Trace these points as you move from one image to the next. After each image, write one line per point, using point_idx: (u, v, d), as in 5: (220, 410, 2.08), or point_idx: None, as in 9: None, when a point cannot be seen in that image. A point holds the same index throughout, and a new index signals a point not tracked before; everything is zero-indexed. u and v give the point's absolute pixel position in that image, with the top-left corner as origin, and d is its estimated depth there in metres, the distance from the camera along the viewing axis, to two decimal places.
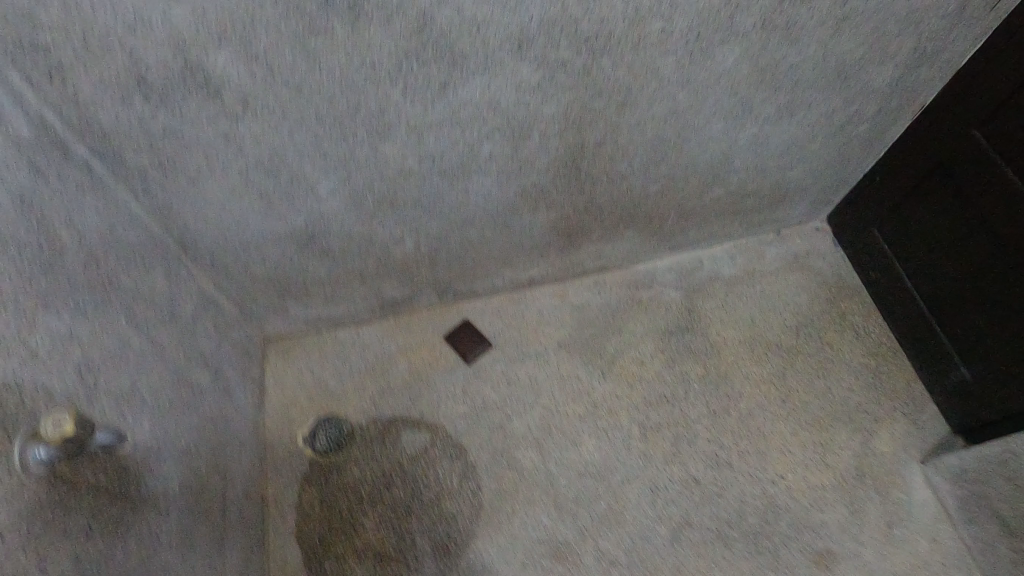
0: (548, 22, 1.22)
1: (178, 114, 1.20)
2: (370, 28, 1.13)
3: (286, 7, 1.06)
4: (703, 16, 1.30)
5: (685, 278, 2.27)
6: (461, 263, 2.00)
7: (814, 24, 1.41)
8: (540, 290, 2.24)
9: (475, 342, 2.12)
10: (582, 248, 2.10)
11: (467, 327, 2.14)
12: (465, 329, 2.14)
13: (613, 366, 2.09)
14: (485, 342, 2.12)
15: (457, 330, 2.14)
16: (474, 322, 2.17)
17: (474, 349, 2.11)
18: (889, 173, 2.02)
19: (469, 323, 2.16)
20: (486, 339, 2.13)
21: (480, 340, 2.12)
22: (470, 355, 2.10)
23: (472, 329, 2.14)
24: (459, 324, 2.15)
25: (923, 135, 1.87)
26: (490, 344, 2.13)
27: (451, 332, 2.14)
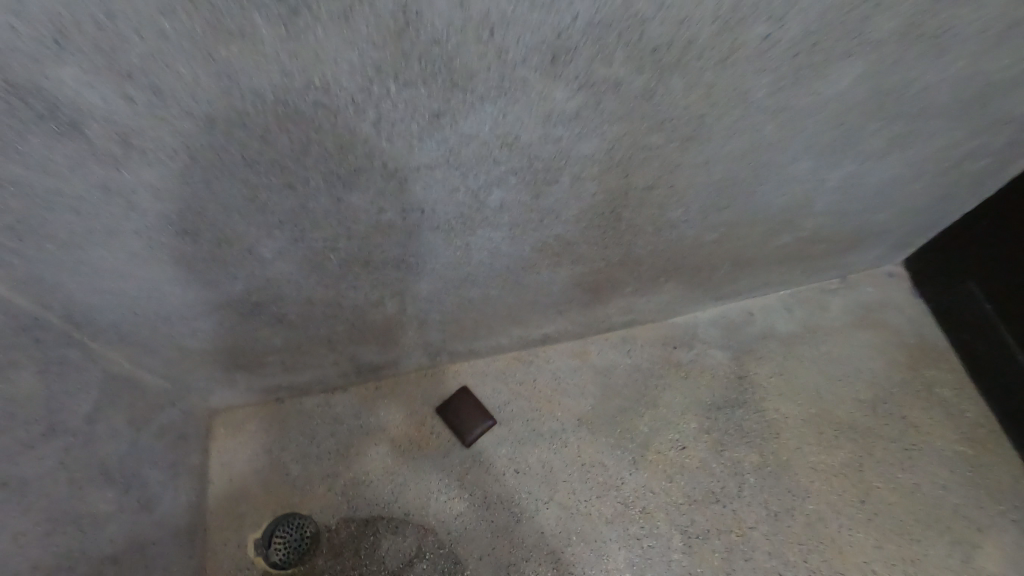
0: (599, 26, 0.79)
1: (19, 159, 0.76)
2: (317, 34, 0.70)
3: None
4: (827, 19, 0.87)
5: (733, 335, 1.85)
6: (459, 324, 1.58)
7: (972, 32, 0.98)
8: (556, 349, 1.82)
9: (475, 418, 1.69)
10: (610, 303, 1.68)
11: (466, 397, 1.72)
12: (463, 400, 1.71)
13: (647, 451, 1.68)
14: (487, 418, 1.70)
15: (453, 402, 1.71)
16: (474, 390, 1.75)
17: (473, 428, 1.68)
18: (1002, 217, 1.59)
19: (469, 391, 1.73)
20: (489, 413, 1.71)
21: (481, 416, 1.70)
22: (469, 436, 1.68)
23: (471, 400, 1.72)
24: (456, 392, 1.73)
25: None
26: (494, 420, 1.71)
27: (446, 403, 1.71)
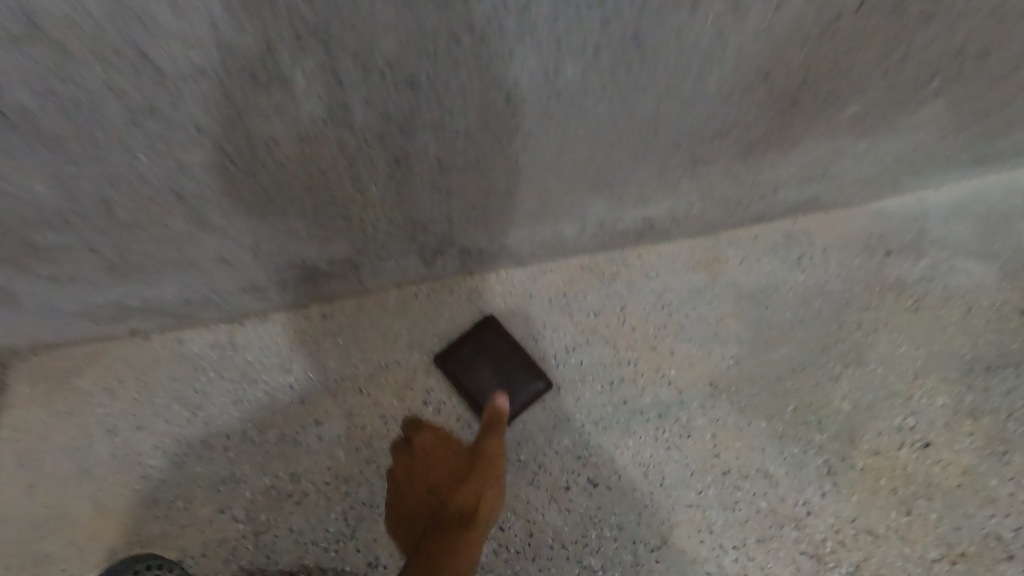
0: None
1: None
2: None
3: None
4: None
5: (1003, 233, 0.97)
6: (481, 178, 0.73)
7: None
8: (661, 253, 0.97)
9: (510, 380, 0.87)
10: (795, 147, 0.80)
11: (494, 340, 0.90)
12: (489, 346, 0.89)
13: (852, 453, 0.84)
14: (535, 380, 0.87)
15: (468, 349, 0.89)
16: (509, 327, 0.92)
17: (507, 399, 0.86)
18: None
19: (499, 328, 0.91)
20: (537, 369, 0.88)
21: (521, 374, 0.87)
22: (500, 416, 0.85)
23: (504, 346, 0.90)
24: (473, 330, 0.90)
25: None
26: (547, 383, 0.87)
27: (454, 350, 0.89)
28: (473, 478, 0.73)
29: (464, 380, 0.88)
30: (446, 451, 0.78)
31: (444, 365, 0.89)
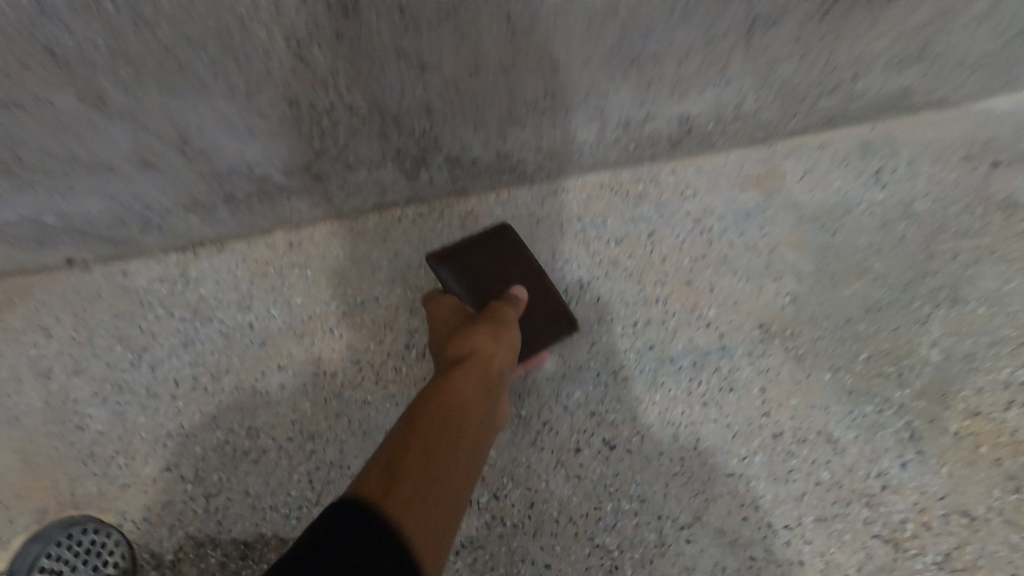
0: None
1: None
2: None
3: None
4: None
5: None
6: (464, 44, 0.55)
7: None
8: (703, 168, 0.78)
9: (530, 317, 0.68)
10: (892, 4, 0.59)
11: (506, 251, 0.70)
12: (499, 257, 0.70)
13: (945, 416, 0.66)
14: (560, 320, 0.69)
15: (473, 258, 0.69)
16: (520, 236, 0.72)
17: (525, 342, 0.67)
18: None
19: (511, 236, 0.71)
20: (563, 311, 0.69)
21: (543, 312, 0.69)
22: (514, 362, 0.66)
23: (522, 267, 0.70)
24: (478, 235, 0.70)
25: None
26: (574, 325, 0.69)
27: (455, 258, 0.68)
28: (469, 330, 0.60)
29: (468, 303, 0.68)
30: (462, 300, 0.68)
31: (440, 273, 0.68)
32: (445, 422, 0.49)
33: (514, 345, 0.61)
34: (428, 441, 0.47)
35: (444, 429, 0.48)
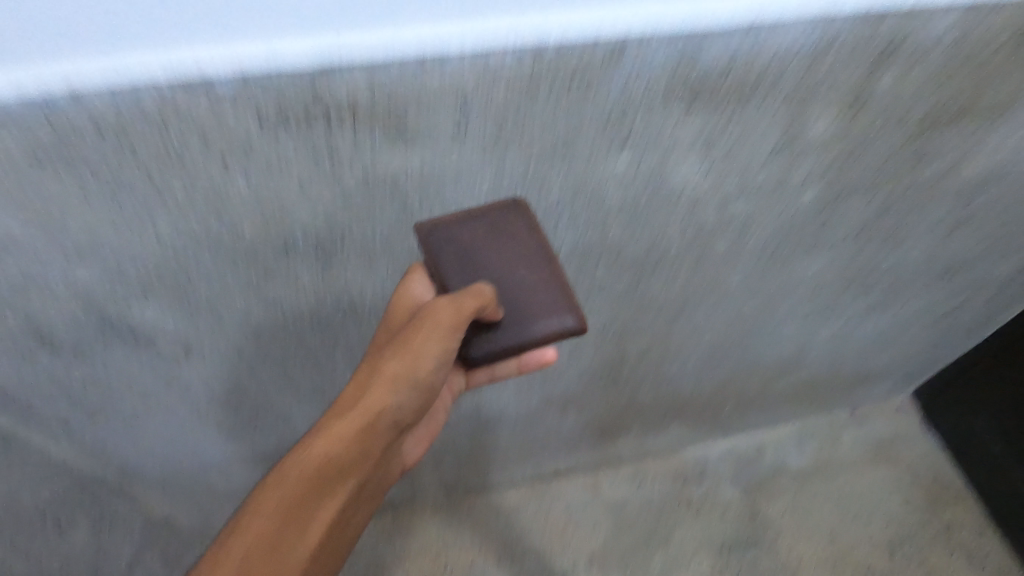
0: (581, 252, 0.93)
1: (103, 364, 0.93)
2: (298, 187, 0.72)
3: (231, 258, 0.80)
4: (784, 229, 1.00)
5: (743, 469, 1.87)
6: (472, 462, 1.65)
7: (923, 229, 1.10)
8: (569, 481, 1.86)
9: (536, 311, 0.79)
10: (618, 439, 1.72)
11: (516, 231, 0.78)
12: (509, 238, 0.78)
13: None
14: (566, 315, 0.80)
15: (477, 233, 0.78)
16: (540, 227, 0.81)
17: (529, 324, 0.79)
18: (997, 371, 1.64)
19: (529, 220, 0.79)
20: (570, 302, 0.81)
21: (554, 305, 0.80)
22: (514, 338, 0.78)
23: (528, 248, 0.79)
24: (491, 209, 0.78)
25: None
26: (582, 325, 0.81)
27: (456, 228, 0.77)
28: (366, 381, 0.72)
29: (459, 274, 0.78)
30: (435, 286, 0.78)
31: (435, 236, 0.76)
32: (295, 497, 0.67)
33: (411, 388, 0.72)
34: (268, 516, 0.66)
35: (302, 499, 0.67)
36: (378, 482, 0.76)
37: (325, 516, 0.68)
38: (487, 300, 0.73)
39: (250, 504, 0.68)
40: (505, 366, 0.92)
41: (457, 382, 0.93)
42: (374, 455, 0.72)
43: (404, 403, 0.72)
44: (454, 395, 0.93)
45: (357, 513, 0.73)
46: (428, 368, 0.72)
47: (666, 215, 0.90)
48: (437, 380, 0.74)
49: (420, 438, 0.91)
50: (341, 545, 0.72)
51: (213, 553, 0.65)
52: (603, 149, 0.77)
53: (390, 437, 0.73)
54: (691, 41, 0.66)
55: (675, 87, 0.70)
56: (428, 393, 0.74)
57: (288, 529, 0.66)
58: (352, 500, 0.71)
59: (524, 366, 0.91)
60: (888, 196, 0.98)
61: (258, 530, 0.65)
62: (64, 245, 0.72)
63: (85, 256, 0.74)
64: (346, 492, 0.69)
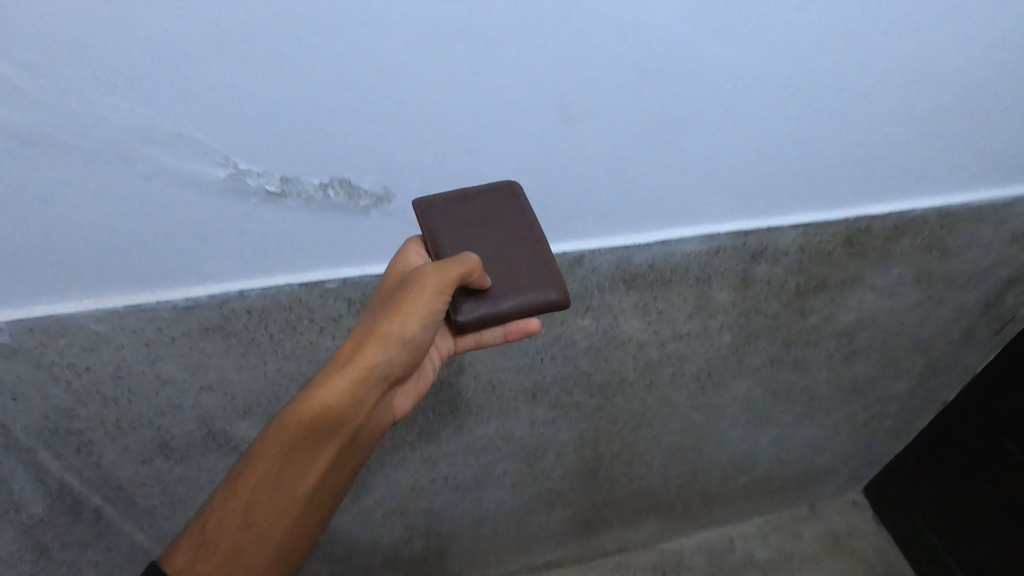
0: (560, 379, 1.25)
1: (197, 465, 1.21)
2: None
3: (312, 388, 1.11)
4: (714, 362, 1.32)
5: (715, 561, 2.09)
6: (473, 554, 1.86)
7: (822, 358, 1.40)
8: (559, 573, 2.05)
9: (520, 283, 0.88)
10: (601, 532, 1.95)
11: (509, 209, 0.90)
12: (502, 215, 0.90)
13: None
14: (549, 290, 0.89)
15: (471, 212, 0.90)
16: (530, 207, 0.92)
17: (513, 295, 0.87)
18: (918, 469, 1.91)
19: (519, 201, 0.90)
20: (555, 280, 0.90)
21: (537, 281, 0.89)
22: (498, 307, 0.87)
23: (519, 224, 0.90)
24: (487, 190, 0.90)
25: (933, 438, 1.81)
26: (562, 299, 0.89)
27: (452, 205, 0.88)
28: (360, 339, 0.86)
29: (453, 238, 0.88)
30: (430, 249, 0.89)
31: (435, 209, 0.88)
32: (300, 434, 0.84)
33: (395, 349, 0.85)
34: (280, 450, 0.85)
35: (303, 440, 0.85)
36: (373, 427, 0.91)
37: (323, 454, 0.86)
38: (472, 267, 0.82)
39: (265, 442, 0.87)
40: (492, 333, 0.99)
41: (444, 344, 1.01)
42: (365, 406, 0.87)
43: (390, 360, 0.85)
44: (442, 357, 1.02)
45: (355, 451, 0.89)
46: (410, 330, 0.84)
47: (620, 354, 1.24)
48: (423, 342, 0.86)
49: (410, 392, 1.00)
50: (342, 479, 0.89)
51: (240, 477, 0.87)
52: (572, 312, 1.13)
53: (379, 390, 0.87)
54: (622, 253, 1.07)
55: (616, 278, 1.10)
56: (414, 352, 0.86)
57: (291, 464, 0.86)
58: (346, 444, 0.87)
59: (509, 334, 0.99)
60: (788, 337, 1.31)
61: (271, 462, 0.85)
62: (200, 381, 1.05)
63: (212, 388, 1.06)
64: (338, 436, 0.86)
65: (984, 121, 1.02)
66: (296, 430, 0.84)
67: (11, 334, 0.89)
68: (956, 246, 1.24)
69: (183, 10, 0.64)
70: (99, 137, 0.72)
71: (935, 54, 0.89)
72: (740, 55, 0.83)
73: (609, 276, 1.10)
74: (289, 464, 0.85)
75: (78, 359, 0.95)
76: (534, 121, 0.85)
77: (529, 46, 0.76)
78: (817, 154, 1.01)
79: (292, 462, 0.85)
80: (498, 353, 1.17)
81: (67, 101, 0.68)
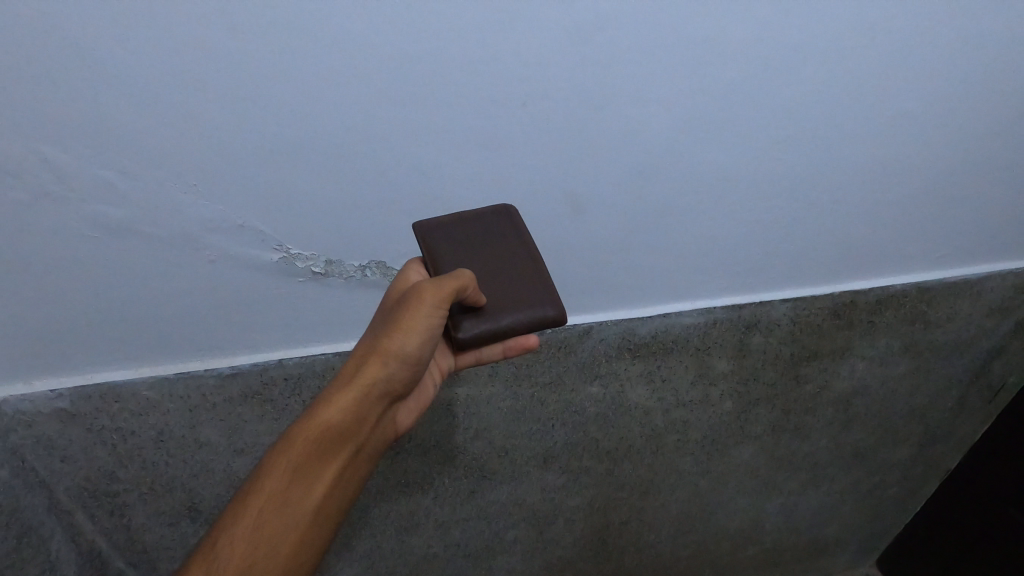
0: (571, 444, 1.31)
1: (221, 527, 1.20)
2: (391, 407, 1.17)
3: None
4: (717, 428, 1.37)
5: None
6: None
7: (822, 425, 1.45)
8: None
9: (517, 300, 0.86)
10: None
11: (505, 231, 0.91)
12: (499, 235, 0.91)
13: None
14: (547, 306, 0.86)
15: (471, 235, 0.90)
16: (528, 232, 0.93)
17: (510, 311, 0.84)
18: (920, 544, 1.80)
19: (516, 223, 0.92)
20: (551, 296, 0.87)
21: (534, 297, 0.86)
22: (496, 322, 0.83)
23: (516, 243, 0.90)
24: (484, 214, 0.92)
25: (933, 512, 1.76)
26: (560, 315, 0.86)
27: (452, 228, 0.89)
28: (364, 355, 0.83)
29: (452, 256, 0.87)
30: (428, 267, 0.88)
31: (433, 231, 0.89)
32: (305, 453, 0.79)
33: (400, 362, 0.81)
34: (282, 472, 0.79)
35: (310, 457, 0.80)
36: (377, 442, 0.87)
37: (329, 473, 0.81)
38: (467, 282, 0.80)
39: (271, 460, 0.81)
40: (491, 350, 1.01)
41: (444, 361, 1.00)
42: (370, 420, 0.83)
43: (394, 374, 0.82)
44: (443, 374, 1.00)
45: (360, 466, 0.85)
46: (413, 344, 0.80)
47: (627, 420, 1.30)
48: (426, 356, 0.83)
49: (414, 405, 0.96)
50: (347, 497, 0.84)
51: (242, 501, 0.79)
52: (581, 380, 1.22)
53: (383, 404, 0.84)
54: (627, 324, 1.17)
55: (622, 347, 1.19)
56: (417, 367, 0.83)
57: (296, 483, 0.79)
58: (352, 460, 0.83)
59: (507, 351, 1.01)
60: (785, 404, 1.38)
61: (277, 482, 0.79)
62: (235, 445, 1.11)
63: (246, 450, 1.12)
64: (345, 452, 0.81)
65: (941, 206, 1.16)
66: (300, 449, 0.79)
67: (71, 399, 0.99)
68: (938, 317, 1.33)
69: (264, 125, 0.83)
70: (178, 226, 0.88)
71: (884, 150, 1.05)
72: (716, 152, 0.99)
73: (615, 346, 1.19)
74: (291, 486, 0.79)
75: (126, 422, 1.03)
76: (545, 209, 1.00)
77: (539, 147, 0.93)
78: (796, 237, 1.14)
79: (295, 485, 0.79)
80: (511, 418, 1.24)
81: (158, 198, 0.86)
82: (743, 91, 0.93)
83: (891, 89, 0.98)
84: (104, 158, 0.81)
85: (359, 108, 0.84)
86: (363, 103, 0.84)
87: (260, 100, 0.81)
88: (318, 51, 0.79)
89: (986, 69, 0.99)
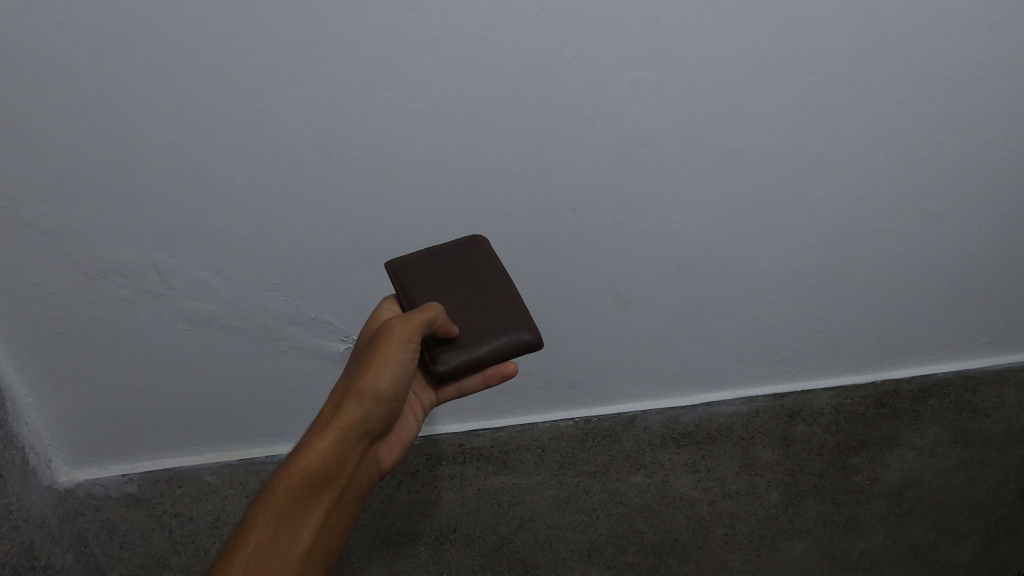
0: (616, 537, 1.27)
1: None
2: (438, 495, 1.19)
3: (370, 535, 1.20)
4: (766, 521, 1.32)
5: None
6: None
7: (875, 518, 1.36)
8: None
9: (492, 327, 0.82)
10: None
11: (474, 258, 0.87)
12: (467, 263, 0.87)
13: None
14: (521, 330, 0.83)
15: (439, 265, 0.86)
16: (497, 255, 0.89)
17: (485, 339, 0.81)
18: None
19: (486, 251, 0.88)
20: (524, 321, 0.83)
21: (508, 322, 0.83)
22: (470, 353, 0.80)
23: (485, 268, 0.87)
24: (453, 244, 0.89)
25: None
26: (536, 339, 0.83)
27: (423, 261, 0.87)
28: (337, 398, 0.78)
29: (425, 289, 0.85)
30: (400, 300, 0.85)
31: (399, 266, 0.86)
32: (286, 504, 0.72)
33: (378, 400, 0.77)
34: (263, 528, 0.71)
35: (289, 510, 0.72)
36: (360, 488, 0.79)
37: (311, 525, 0.73)
38: (437, 313, 0.78)
39: (248, 519, 0.72)
40: (470, 380, 0.89)
41: (425, 396, 0.90)
42: (349, 464, 0.77)
43: (372, 412, 0.77)
44: (424, 410, 0.91)
45: (345, 515, 0.76)
46: (389, 380, 0.77)
47: (674, 512, 1.27)
48: (403, 391, 0.78)
49: (395, 444, 0.86)
50: (333, 551, 0.74)
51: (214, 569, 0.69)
52: (626, 469, 1.22)
53: (363, 445, 0.78)
54: (671, 412, 1.20)
55: (666, 436, 1.21)
56: (396, 403, 0.78)
57: (279, 537, 0.71)
58: (335, 507, 0.75)
59: (488, 379, 0.88)
60: (835, 495, 1.32)
61: (255, 543, 0.70)
62: None
63: None
64: (326, 498, 0.74)
65: (974, 295, 1.19)
66: (281, 501, 0.72)
67: (139, 483, 1.05)
68: (985, 406, 1.32)
69: (342, 231, 0.93)
70: (258, 320, 0.97)
71: (912, 247, 1.11)
72: (750, 248, 1.06)
73: (659, 434, 1.21)
74: (276, 542, 0.71)
75: (186, 509, 1.06)
76: (592, 302, 1.07)
77: (585, 245, 1.01)
78: (833, 325, 1.17)
79: (280, 541, 0.71)
80: (556, 507, 1.23)
81: (245, 296, 0.95)
82: (773, 193, 1.01)
83: (913, 189, 1.05)
84: (200, 261, 0.92)
85: (425, 214, 0.95)
86: (429, 211, 0.94)
87: (339, 210, 0.92)
88: (395, 167, 0.90)
89: (999, 172, 1.06)
